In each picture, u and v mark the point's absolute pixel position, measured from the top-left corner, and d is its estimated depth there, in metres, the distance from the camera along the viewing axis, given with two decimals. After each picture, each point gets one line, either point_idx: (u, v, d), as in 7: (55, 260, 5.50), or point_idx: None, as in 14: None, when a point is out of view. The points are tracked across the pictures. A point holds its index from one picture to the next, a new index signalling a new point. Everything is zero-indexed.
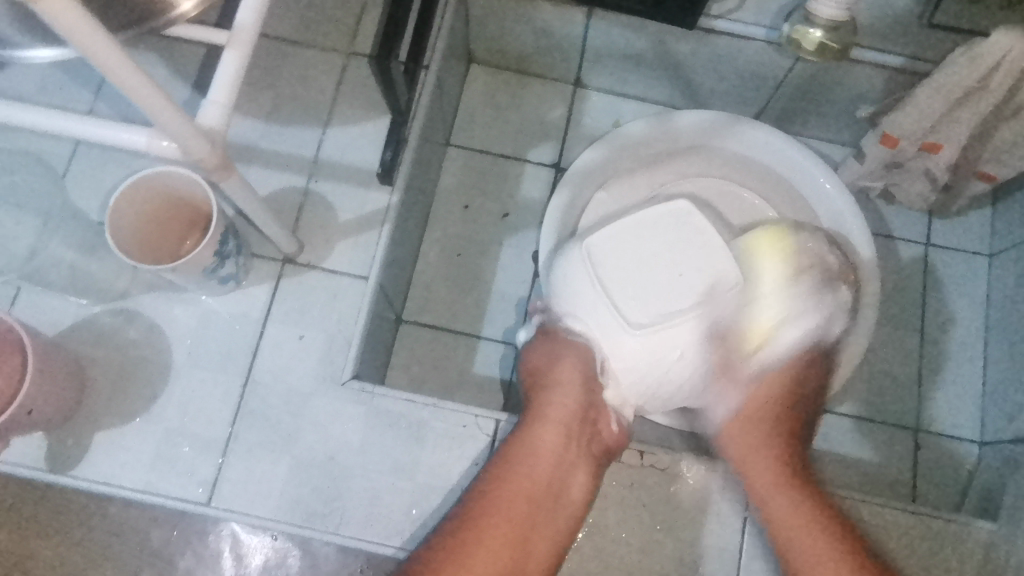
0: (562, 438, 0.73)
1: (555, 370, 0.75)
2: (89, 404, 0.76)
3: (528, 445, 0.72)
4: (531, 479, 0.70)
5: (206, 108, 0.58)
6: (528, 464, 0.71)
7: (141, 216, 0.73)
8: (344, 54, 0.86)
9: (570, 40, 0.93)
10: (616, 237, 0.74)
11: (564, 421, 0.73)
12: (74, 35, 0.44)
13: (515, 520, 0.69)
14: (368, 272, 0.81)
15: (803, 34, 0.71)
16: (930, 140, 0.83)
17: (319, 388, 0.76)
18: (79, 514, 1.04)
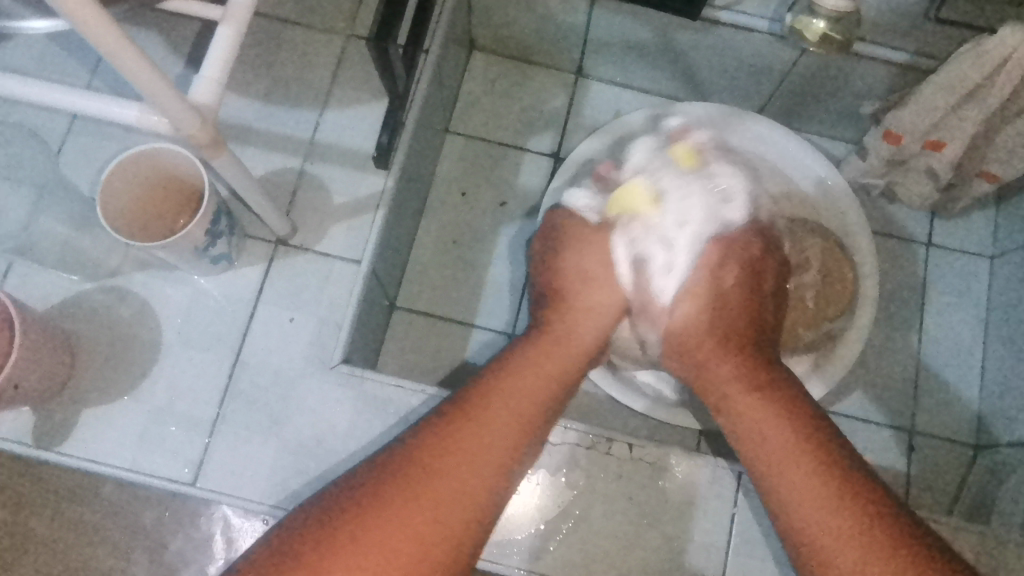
0: (571, 353, 0.71)
1: (590, 274, 0.76)
2: (76, 381, 0.76)
3: (543, 354, 0.69)
4: (532, 390, 0.67)
5: (199, 84, 0.58)
6: (534, 374, 0.67)
7: (133, 193, 0.73)
8: (344, 36, 0.85)
9: (572, 28, 0.92)
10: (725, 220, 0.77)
11: (583, 338, 0.73)
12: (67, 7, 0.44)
13: (496, 434, 0.63)
14: (361, 256, 0.80)
15: (806, 25, 0.70)
16: (934, 137, 0.82)
17: (308, 370, 0.76)
18: (73, 492, 1.05)
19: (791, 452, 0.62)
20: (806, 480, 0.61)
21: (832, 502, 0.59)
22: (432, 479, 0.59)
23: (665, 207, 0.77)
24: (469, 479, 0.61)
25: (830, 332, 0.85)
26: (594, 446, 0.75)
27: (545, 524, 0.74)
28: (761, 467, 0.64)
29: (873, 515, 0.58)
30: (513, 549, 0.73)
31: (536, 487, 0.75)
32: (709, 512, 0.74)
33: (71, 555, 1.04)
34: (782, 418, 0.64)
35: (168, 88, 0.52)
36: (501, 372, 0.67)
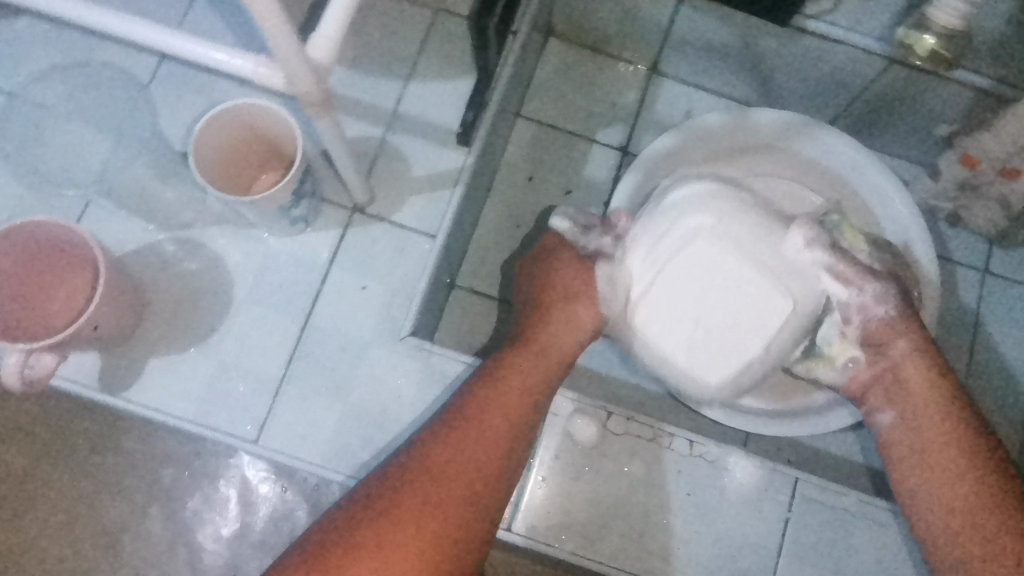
0: (548, 366, 0.73)
1: (559, 296, 0.77)
2: (145, 329, 0.76)
3: (524, 362, 0.72)
4: (517, 401, 0.69)
5: (315, 41, 0.57)
6: (515, 385, 0.70)
7: (219, 150, 0.72)
8: (432, 9, 0.84)
9: (655, 25, 0.92)
10: (709, 269, 0.76)
11: (559, 351, 0.75)
12: None
13: (484, 445, 0.67)
14: (436, 231, 0.80)
15: (913, 41, 0.71)
16: (1013, 165, 0.82)
17: (378, 339, 0.76)
18: (92, 444, 1.05)
19: (946, 440, 0.68)
20: (939, 479, 0.68)
21: (959, 482, 0.67)
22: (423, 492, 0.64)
23: (660, 244, 0.76)
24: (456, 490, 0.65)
25: None
26: (656, 439, 0.77)
27: (602, 511, 0.75)
28: (910, 439, 0.71)
29: (1001, 511, 0.65)
30: (570, 530, 0.75)
31: (595, 476, 0.76)
32: (762, 513, 0.76)
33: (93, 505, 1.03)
34: (925, 407, 0.71)
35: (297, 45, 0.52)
36: (491, 384, 0.69)
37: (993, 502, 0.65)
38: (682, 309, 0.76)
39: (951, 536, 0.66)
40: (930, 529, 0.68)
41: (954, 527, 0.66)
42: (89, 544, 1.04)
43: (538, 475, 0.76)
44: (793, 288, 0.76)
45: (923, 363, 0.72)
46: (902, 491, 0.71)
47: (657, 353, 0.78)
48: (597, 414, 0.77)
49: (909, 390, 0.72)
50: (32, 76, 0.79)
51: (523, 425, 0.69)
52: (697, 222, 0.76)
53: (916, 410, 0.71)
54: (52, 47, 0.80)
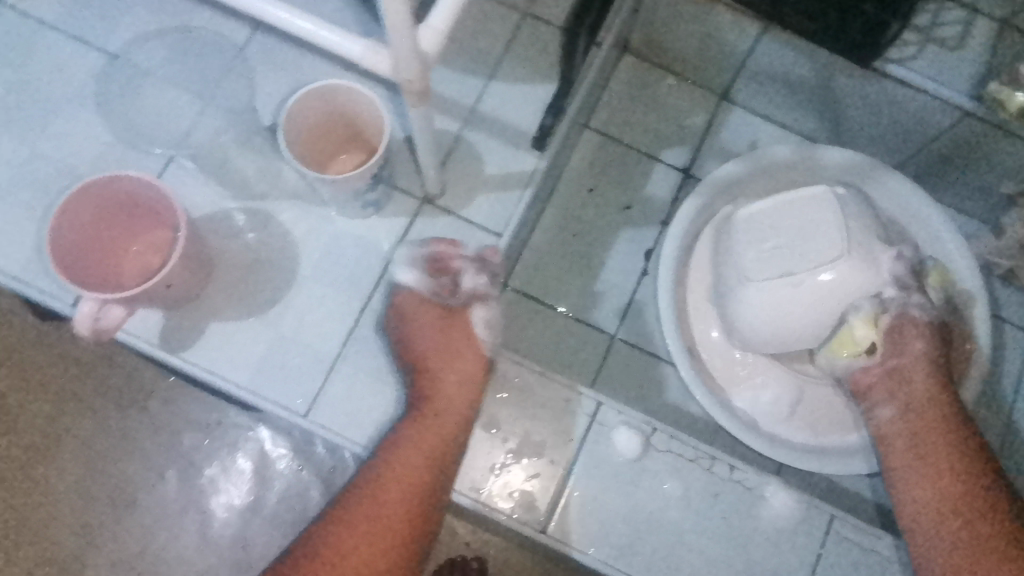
0: (450, 428, 0.75)
1: (443, 359, 0.77)
2: (210, 294, 0.78)
3: (432, 408, 0.75)
4: (423, 469, 0.73)
5: (423, 32, 0.59)
6: (420, 454, 0.73)
7: (306, 125, 0.74)
8: (520, 13, 0.85)
9: (732, 54, 0.95)
10: (816, 222, 0.79)
11: (450, 409, 0.75)
12: None
13: (399, 509, 0.71)
14: (503, 230, 0.81)
15: (1010, 96, 0.83)
16: None
17: (434, 329, 0.78)
18: (118, 402, 1.04)
19: (936, 430, 0.76)
20: (924, 463, 0.75)
21: (952, 486, 0.73)
22: (355, 554, 0.69)
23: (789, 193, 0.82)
24: (384, 550, 0.70)
25: None
26: (697, 460, 0.77)
27: (636, 526, 0.75)
28: (903, 424, 0.78)
29: (973, 497, 0.72)
30: (604, 541, 0.75)
31: (634, 489, 0.76)
32: (796, 546, 0.76)
33: (113, 463, 1.03)
34: (929, 412, 0.77)
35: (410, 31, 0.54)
36: (393, 458, 0.72)
37: (969, 489, 0.72)
38: (779, 246, 0.80)
39: (922, 512, 0.74)
40: (905, 504, 0.75)
41: (926, 506, 0.74)
42: (101, 504, 1.02)
43: (577, 483, 0.76)
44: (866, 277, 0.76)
45: (928, 360, 0.79)
46: (885, 468, 0.78)
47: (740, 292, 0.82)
48: (642, 428, 0.77)
49: (910, 381, 0.79)
50: (128, 34, 0.81)
51: (433, 485, 0.73)
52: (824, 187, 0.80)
53: (914, 399, 0.78)
54: (147, 7, 0.82)
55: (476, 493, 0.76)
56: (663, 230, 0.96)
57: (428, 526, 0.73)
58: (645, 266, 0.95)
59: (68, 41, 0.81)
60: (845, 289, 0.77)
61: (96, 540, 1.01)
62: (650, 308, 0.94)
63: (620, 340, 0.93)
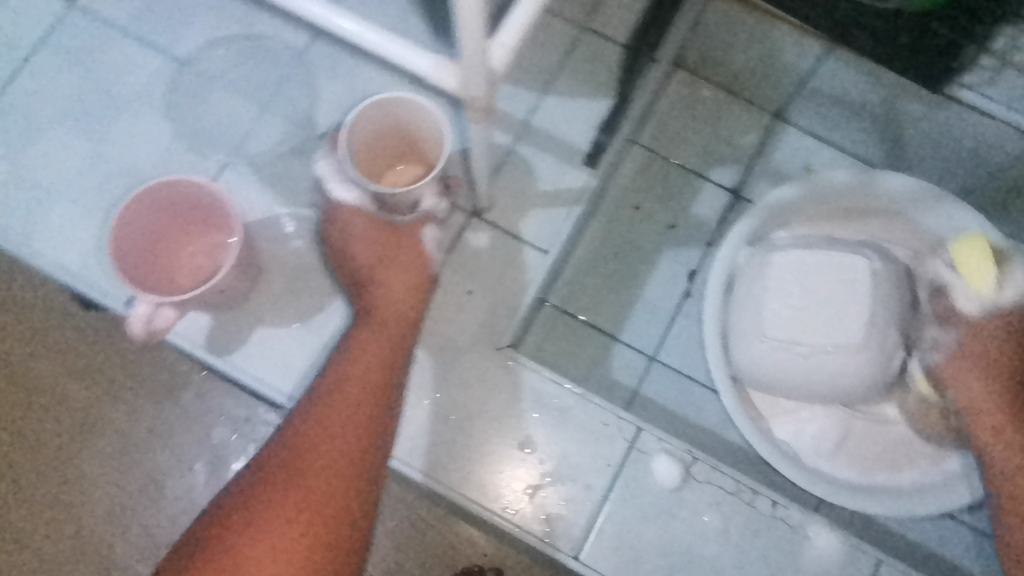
0: (395, 330, 0.71)
1: (390, 267, 0.74)
2: (256, 299, 0.79)
3: (373, 330, 0.71)
4: (371, 369, 0.68)
5: (492, 48, 0.57)
6: (367, 355, 0.69)
7: (373, 129, 0.73)
8: (579, 28, 0.84)
9: (792, 71, 0.93)
10: (841, 296, 0.80)
11: (391, 312, 0.72)
12: None
13: (350, 408, 0.66)
14: (549, 247, 0.79)
15: None
16: None
17: (475, 346, 0.77)
18: (154, 391, 1.04)
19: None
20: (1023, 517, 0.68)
21: None
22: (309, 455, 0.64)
23: (826, 256, 0.81)
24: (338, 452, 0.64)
25: None
26: (738, 493, 0.75)
27: (672, 557, 0.74)
28: (991, 475, 0.71)
29: None
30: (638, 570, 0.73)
31: (671, 520, 0.74)
32: None
33: (145, 455, 1.04)
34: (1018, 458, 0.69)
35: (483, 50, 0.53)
36: (342, 364, 0.69)
37: None
38: (804, 310, 0.81)
39: None
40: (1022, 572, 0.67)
41: None
42: (130, 493, 1.03)
43: (613, 509, 0.74)
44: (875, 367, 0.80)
45: (994, 399, 0.73)
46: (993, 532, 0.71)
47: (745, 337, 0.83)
48: (682, 457, 0.75)
49: (984, 425, 0.73)
50: (192, 39, 0.82)
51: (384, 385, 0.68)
52: (864, 263, 0.80)
53: (991, 446, 0.71)
54: (209, 12, 0.83)
55: (509, 514, 0.74)
56: (708, 252, 0.94)
57: (389, 428, 0.68)
58: (690, 288, 0.93)
59: (133, 42, 0.82)
60: (857, 380, 0.80)
61: (120, 529, 1.02)
62: (691, 330, 0.92)
63: (659, 363, 0.91)
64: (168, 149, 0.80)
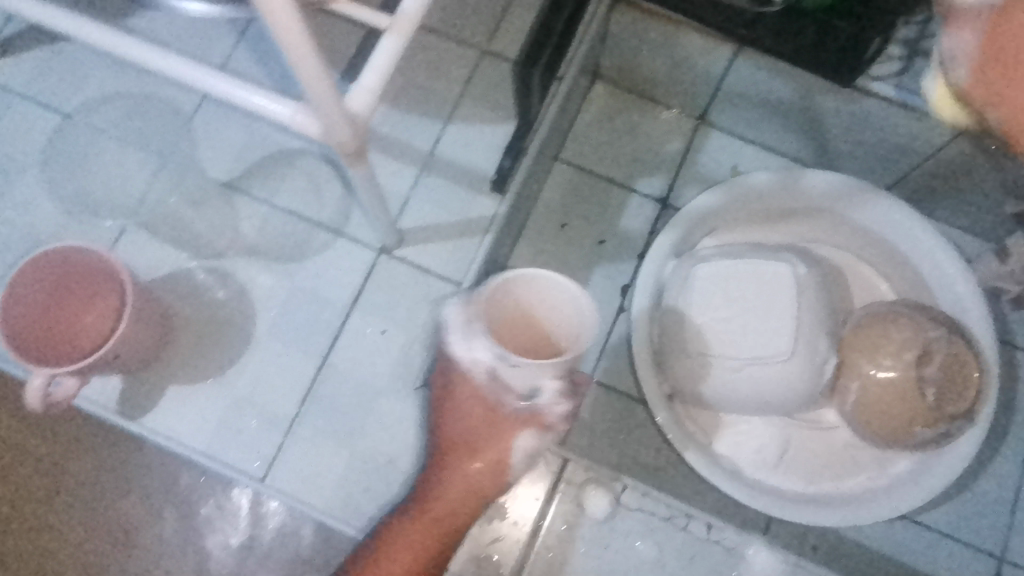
0: (438, 529, 0.60)
1: (452, 445, 0.61)
2: (168, 356, 0.77)
3: (426, 527, 0.60)
4: (397, 570, 0.60)
5: (355, 91, 0.56)
6: (402, 559, 0.60)
7: (516, 305, 0.58)
8: (478, 51, 0.82)
9: (705, 75, 0.88)
10: (767, 302, 0.79)
11: (450, 513, 0.60)
12: (283, 29, 0.45)
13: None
14: (462, 278, 0.78)
15: None
16: None
17: (391, 387, 0.76)
18: None
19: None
20: None
21: None
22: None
23: (751, 262, 0.80)
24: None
25: (948, 431, 0.77)
26: (670, 519, 0.75)
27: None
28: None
29: None
30: None
31: (604, 550, 0.74)
32: None
33: None
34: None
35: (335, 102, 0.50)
36: (361, 562, 0.61)
37: None
38: (730, 318, 0.80)
39: None
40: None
41: None
42: None
43: (544, 544, 0.74)
44: (805, 377, 0.77)
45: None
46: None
47: (675, 354, 0.81)
48: (614, 486, 0.75)
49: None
50: (89, 99, 0.81)
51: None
52: (788, 267, 0.79)
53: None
54: (103, 69, 0.82)
55: None
56: (639, 265, 0.92)
57: None
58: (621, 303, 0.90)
59: (26, 107, 0.81)
60: (790, 389, 0.78)
61: None
62: (626, 352, 0.86)
63: None
64: (68, 211, 0.79)
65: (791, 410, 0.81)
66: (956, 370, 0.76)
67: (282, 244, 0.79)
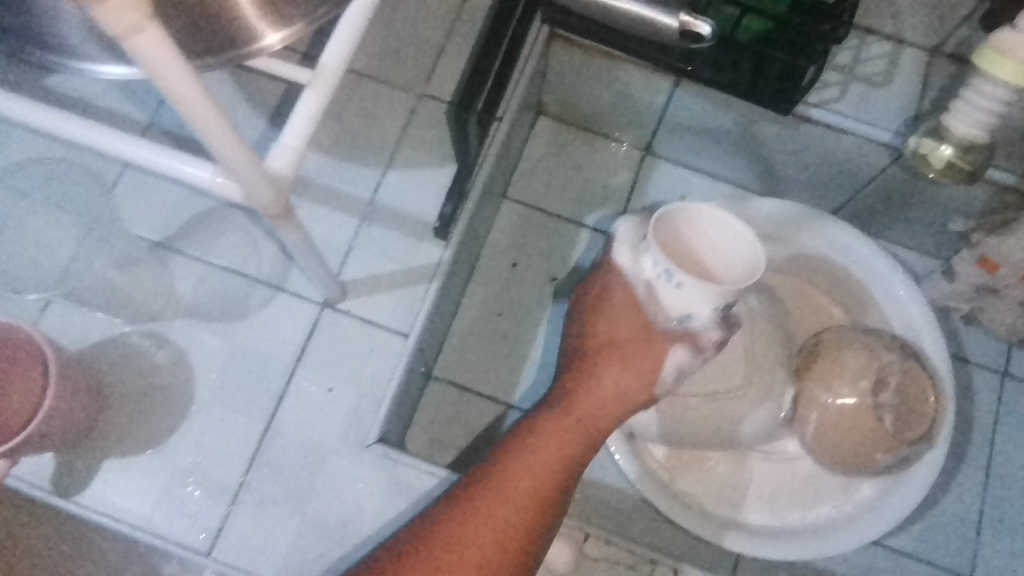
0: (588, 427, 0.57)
1: (608, 344, 0.58)
2: (104, 429, 0.73)
3: (570, 429, 0.57)
4: (543, 468, 0.56)
5: (277, 151, 0.50)
6: (543, 456, 0.56)
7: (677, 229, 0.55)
8: (414, 95, 0.81)
9: (648, 107, 0.87)
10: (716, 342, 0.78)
11: (597, 415, 0.57)
12: (181, 96, 0.37)
13: (508, 510, 0.55)
14: (409, 329, 0.76)
15: (931, 150, 0.75)
16: (989, 257, 0.79)
17: (340, 447, 0.72)
18: None
19: None
20: None
21: None
22: (442, 545, 0.54)
23: None
24: (481, 550, 0.54)
25: (908, 457, 0.76)
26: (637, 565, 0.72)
27: None
28: None
29: None
30: None
31: None
32: None
33: None
34: None
35: (261, 172, 0.46)
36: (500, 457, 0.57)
37: None
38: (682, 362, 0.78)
39: None
40: None
41: None
42: None
43: None
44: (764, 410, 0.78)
45: None
46: None
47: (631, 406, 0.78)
48: (574, 532, 0.74)
49: None
50: (12, 163, 0.79)
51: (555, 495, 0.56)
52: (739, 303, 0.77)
53: None
54: (26, 134, 0.79)
55: None
56: None
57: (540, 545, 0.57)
58: None
59: None
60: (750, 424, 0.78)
61: None
62: None
63: None
64: None
65: (753, 441, 0.80)
66: (913, 393, 0.76)
67: (220, 303, 0.76)
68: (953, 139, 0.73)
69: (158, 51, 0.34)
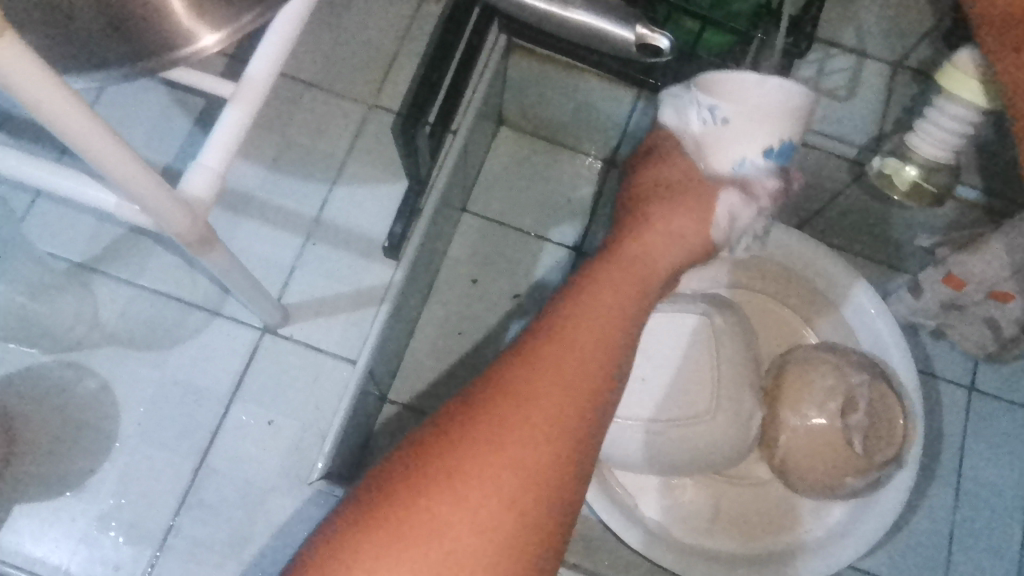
0: (638, 285, 0.54)
1: (657, 207, 0.58)
2: (14, 471, 0.66)
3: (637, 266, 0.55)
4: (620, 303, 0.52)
5: (194, 174, 0.45)
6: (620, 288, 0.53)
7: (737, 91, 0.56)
8: (365, 106, 0.77)
9: (612, 119, 0.84)
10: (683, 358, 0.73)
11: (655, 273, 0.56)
12: (59, 119, 0.31)
13: (574, 377, 0.48)
14: (358, 355, 0.70)
15: (896, 171, 0.73)
16: (955, 273, 0.76)
17: (281, 483, 0.67)
18: None
19: None
20: None
21: None
22: (499, 422, 0.46)
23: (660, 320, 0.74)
24: (546, 428, 0.46)
25: (877, 480, 0.73)
26: None
27: None
28: None
29: None
30: None
31: None
32: None
33: None
34: None
35: (172, 195, 0.41)
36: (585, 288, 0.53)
37: None
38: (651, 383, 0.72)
39: None
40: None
41: None
42: None
43: None
44: (733, 432, 0.73)
45: None
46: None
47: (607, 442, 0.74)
48: None
49: None
50: None
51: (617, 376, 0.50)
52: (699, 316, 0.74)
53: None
54: None
55: None
56: None
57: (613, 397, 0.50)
58: None
59: None
60: (724, 444, 0.73)
61: None
62: None
63: None
64: None
65: (725, 466, 0.77)
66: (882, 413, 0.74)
67: (149, 329, 0.70)
68: (916, 160, 0.72)
69: (17, 64, 0.28)
